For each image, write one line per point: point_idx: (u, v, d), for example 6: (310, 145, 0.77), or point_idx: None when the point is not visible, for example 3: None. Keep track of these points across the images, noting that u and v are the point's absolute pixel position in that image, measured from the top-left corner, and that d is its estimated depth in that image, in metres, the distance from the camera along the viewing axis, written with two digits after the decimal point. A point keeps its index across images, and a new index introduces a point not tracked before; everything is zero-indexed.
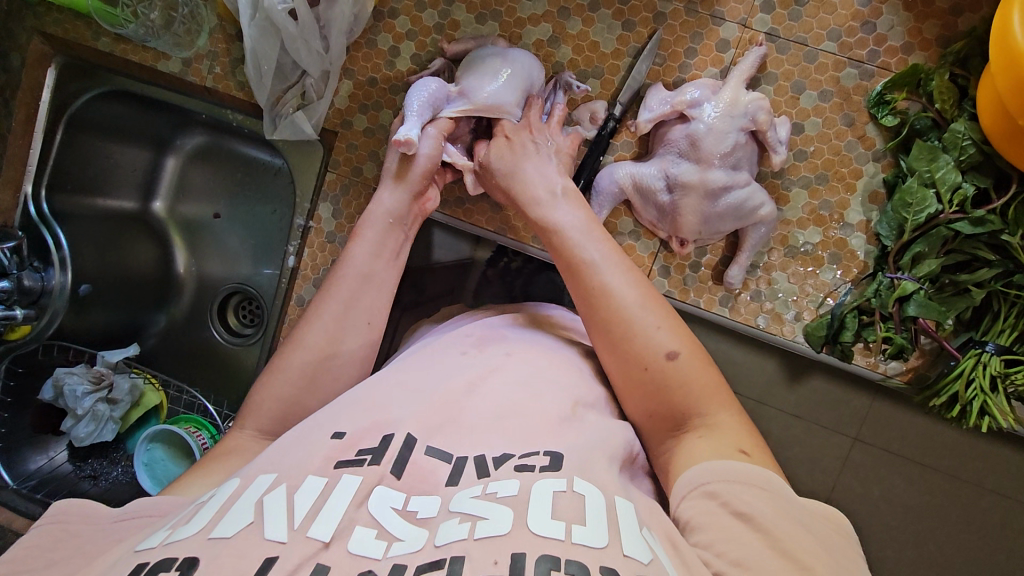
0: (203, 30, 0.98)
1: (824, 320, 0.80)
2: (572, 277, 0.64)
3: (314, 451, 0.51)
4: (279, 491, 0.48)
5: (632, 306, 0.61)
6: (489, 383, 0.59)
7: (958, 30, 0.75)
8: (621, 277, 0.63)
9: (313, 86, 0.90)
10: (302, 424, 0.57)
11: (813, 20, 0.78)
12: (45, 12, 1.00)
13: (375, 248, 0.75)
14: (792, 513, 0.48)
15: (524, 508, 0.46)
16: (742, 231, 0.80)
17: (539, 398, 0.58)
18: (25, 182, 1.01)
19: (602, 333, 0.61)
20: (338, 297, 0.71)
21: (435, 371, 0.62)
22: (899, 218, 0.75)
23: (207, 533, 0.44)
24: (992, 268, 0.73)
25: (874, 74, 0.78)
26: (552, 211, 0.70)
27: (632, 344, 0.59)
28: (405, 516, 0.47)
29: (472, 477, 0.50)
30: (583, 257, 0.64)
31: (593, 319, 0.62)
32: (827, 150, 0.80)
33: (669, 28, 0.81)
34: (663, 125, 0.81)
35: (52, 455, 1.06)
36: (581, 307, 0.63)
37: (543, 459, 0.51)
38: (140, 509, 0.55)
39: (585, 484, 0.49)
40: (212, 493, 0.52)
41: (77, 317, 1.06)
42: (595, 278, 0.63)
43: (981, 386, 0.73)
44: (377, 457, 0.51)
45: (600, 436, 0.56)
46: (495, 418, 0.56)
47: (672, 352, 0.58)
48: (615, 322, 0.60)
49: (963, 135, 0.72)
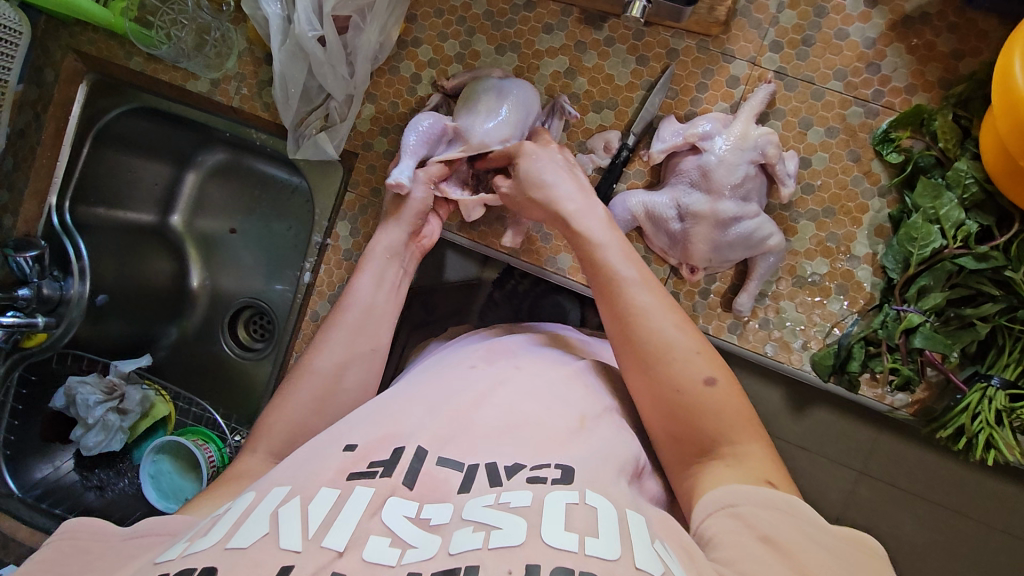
0: (233, 52, 1.01)
1: (832, 350, 0.81)
2: (609, 296, 0.65)
3: (328, 463, 0.52)
4: (293, 502, 0.48)
5: (669, 328, 0.61)
6: (497, 396, 0.61)
7: (959, 73, 0.78)
8: (660, 299, 0.63)
9: (337, 110, 0.93)
10: (315, 439, 0.58)
11: (820, 60, 0.81)
12: (80, 31, 1.04)
13: (375, 279, 0.78)
14: (813, 537, 0.48)
15: (537, 519, 0.47)
16: (752, 260, 0.82)
17: (547, 411, 0.60)
18: (50, 194, 1.04)
19: (636, 353, 0.61)
20: (343, 326, 0.73)
21: (448, 385, 0.63)
22: (904, 252, 0.77)
23: (224, 544, 0.45)
24: (996, 303, 0.75)
25: (879, 113, 0.81)
26: (588, 228, 0.70)
27: (668, 365, 0.60)
28: (418, 524, 0.48)
29: (484, 486, 0.51)
30: (623, 278, 0.65)
31: (627, 339, 0.62)
32: (833, 185, 0.82)
33: (681, 63, 0.85)
34: (675, 156, 0.83)
35: (57, 464, 1.07)
36: (618, 326, 0.63)
37: (553, 471, 0.52)
38: (154, 526, 0.55)
39: (596, 497, 0.50)
40: (228, 506, 0.53)
41: (92, 327, 1.08)
42: (635, 299, 0.63)
43: (987, 420, 0.74)
44: (388, 469, 0.52)
45: (608, 450, 0.57)
46: (504, 429, 0.57)
47: (710, 378, 0.59)
48: (652, 344, 0.61)
49: (966, 173, 0.74)
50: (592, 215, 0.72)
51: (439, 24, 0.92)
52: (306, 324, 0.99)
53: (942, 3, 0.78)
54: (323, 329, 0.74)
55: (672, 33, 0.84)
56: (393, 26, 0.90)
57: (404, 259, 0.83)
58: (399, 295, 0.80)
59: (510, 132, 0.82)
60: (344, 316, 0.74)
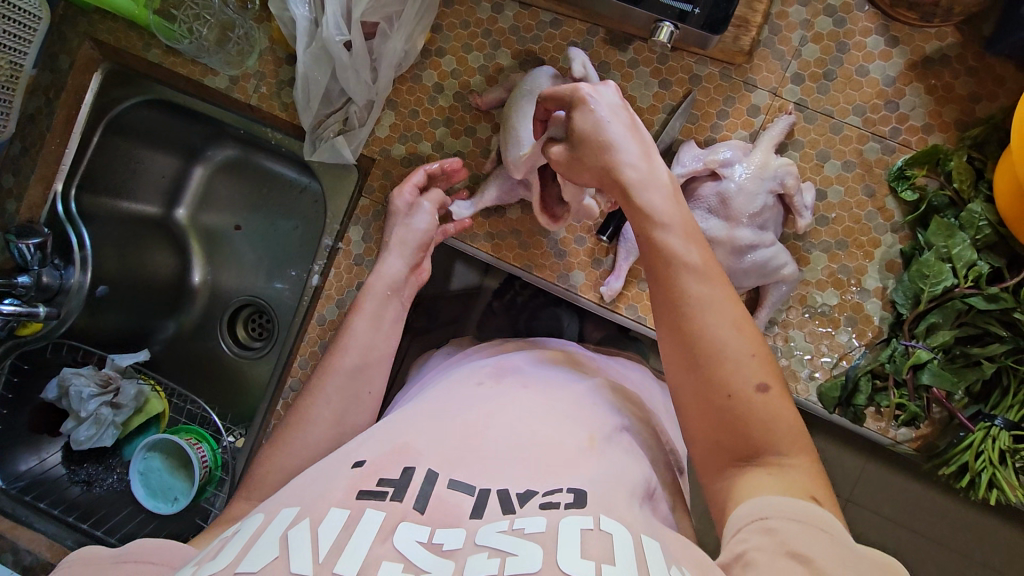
0: (254, 51, 1.00)
1: (839, 381, 0.82)
2: (659, 282, 0.57)
3: (338, 483, 0.52)
4: (303, 523, 0.48)
5: (725, 325, 0.54)
6: (503, 416, 0.60)
7: (975, 116, 0.80)
8: (720, 293, 0.55)
9: (356, 114, 0.93)
10: (323, 459, 0.57)
11: (840, 95, 0.83)
12: (99, 20, 1.01)
13: (374, 319, 0.76)
14: (845, 554, 0.45)
15: (553, 545, 0.45)
16: (764, 288, 0.83)
17: (556, 430, 0.59)
18: (57, 181, 1.02)
19: (685, 350, 0.54)
20: (351, 354, 0.73)
21: (455, 405, 0.62)
22: (915, 288, 0.78)
23: (235, 566, 0.45)
24: (1003, 343, 0.75)
25: (895, 150, 0.82)
26: (649, 201, 0.60)
27: (720, 368, 0.53)
28: (430, 549, 0.47)
29: (496, 512, 0.50)
30: (679, 262, 0.56)
31: (675, 332, 0.55)
32: (847, 218, 0.83)
33: (703, 89, 0.86)
34: (693, 181, 0.83)
35: (43, 457, 1.04)
36: (667, 315, 0.56)
37: (567, 496, 0.51)
38: (148, 550, 0.53)
39: (611, 522, 0.48)
40: (236, 527, 0.53)
41: (91, 318, 1.06)
42: (690, 289, 0.55)
43: (990, 459, 0.74)
44: (399, 492, 0.51)
45: (619, 470, 0.56)
46: (514, 449, 0.56)
47: (764, 386, 0.52)
48: (705, 342, 0.54)
49: (980, 215, 0.75)
50: (650, 184, 0.61)
51: (465, 36, 0.92)
52: (312, 327, 0.98)
53: (961, 48, 0.80)
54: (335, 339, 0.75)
55: (696, 60, 0.85)
56: (418, 35, 0.90)
57: (402, 294, 0.82)
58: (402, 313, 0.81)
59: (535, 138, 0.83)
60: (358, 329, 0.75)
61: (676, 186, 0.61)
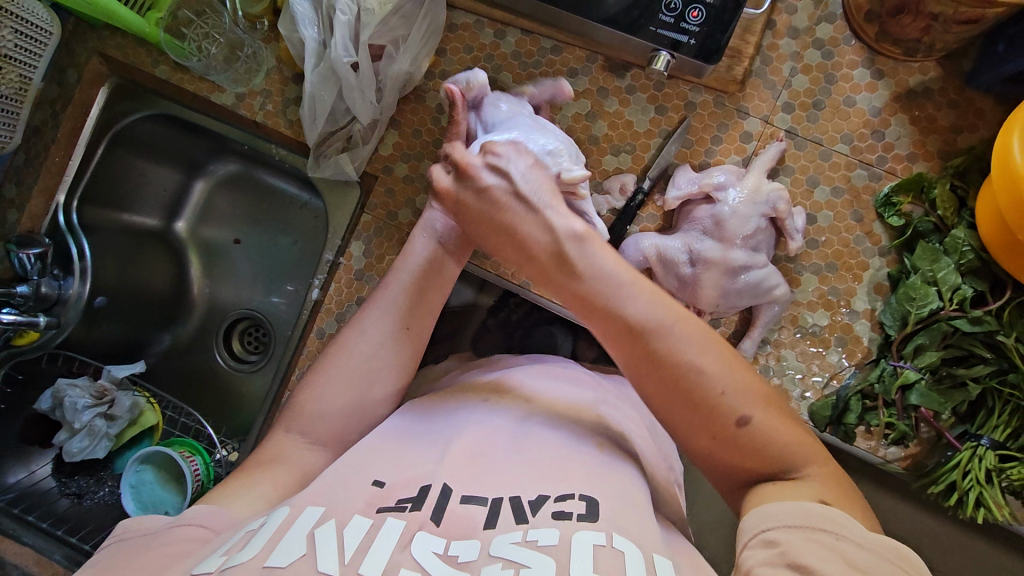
0: (262, 70, 1.02)
1: (830, 401, 0.84)
2: (619, 341, 0.57)
3: (357, 495, 0.54)
4: (328, 525, 0.50)
5: (693, 371, 0.54)
6: (507, 436, 0.62)
7: (957, 146, 0.84)
8: (683, 338, 0.55)
9: (360, 133, 0.95)
10: (339, 463, 0.59)
11: (829, 123, 0.86)
12: (109, 36, 1.03)
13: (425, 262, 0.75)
14: (847, 553, 0.45)
15: (565, 559, 0.48)
16: (757, 308, 0.85)
17: (566, 447, 0.61)
18: (59, 192, 1.02)
19: (664, 400, 0.56)
20: (383, 304, 0.73)
21: (464, 423, 0.64)
22: (902, 310, 0.80)
23: (263, 561, 0.47)
24: (987, 364, 0.78)
25: (882, 177, 0.85)
26: (564, 275, 0.61)
27: (702, 413, 0.54)
28: (447, 561, 0.49)
29: (510, 523, 0.52)
30: (628, 320, 0.57)
31: (651, 385, 0.57)
32: (837, 242, 0.86)
33: (698, 116, 0.89)
34: (688, 203, 0.86)
35: (33, 469, 1.02)
36: (635, 370, 0.57)
37: (579, 506, 0.53)
38: (203, 516, 0.57)
39: (624, 541, 0.50)
40: (263, 519, 0.53)
41: (87, 329, 1.06)
42: (647, 342, 0.56)
43: (977, 477, 0.76)
44: (417, 504, 0.53)
45: (625, 484, 0.58)
46: (525, 466, 0.58)
47: (750, 416, 0.54)
48: (679, 393, 0.55)
49: (963, 241, 0.78)
50: (561, 251, 0.61)
51: (468, 59, 0.95)
52: (311, 340, 0.98)
53: (943, 81, 0.84)
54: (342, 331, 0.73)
55: (691, 88, 0.89)
56: (423, 58, 0.93)
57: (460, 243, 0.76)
58: (444, 282, 0.75)
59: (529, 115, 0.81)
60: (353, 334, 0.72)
61: (586, 243, 0.61)
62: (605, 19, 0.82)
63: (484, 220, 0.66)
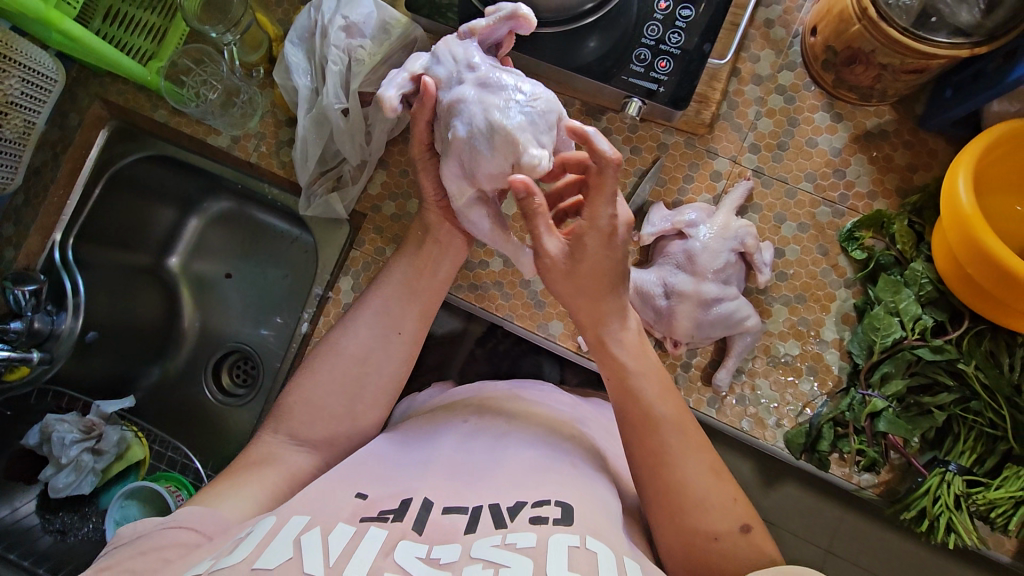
0: (257, 114, 1.06)
1: (803, 428, 0.86)
2: (644, 432, 0.67)
3: (342, 506, 0.56)
4: (314, 531, 0.51)
5: (700, 472, 0.65)
6: (484, 450, 0.66)
7: (913, 184, 0.89)
8: (693, 442, 0.67)
9: (350, 173, 1.00)
10: (323, 477, 0.61)
11: (793, 163, 0.91)
12: (111, 82, 1.08)
13: (414, 267, 0.80)
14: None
15: (543, 559, 0.49)
16: (730, 338, 0.88)
17: (545, 459, 0.64)
18: (56, 230, 1.05)
19: (671, 495, 0.64)
20: (372, 308, 0.77)
21: (446, 442, 0.67)
22: (868, 340, 0.84)
23: (251, 563, 0.48)
24: (951, 392, 0.82)
25: (844, 214, 0.90)
26: (620, 343, 0.73)
27: (705, 513, 0.63)
28: (429, 563, 0.50)
29: (489, 526, 0.54)
30: (657, 414, 0.68)
31: (662, 477, 0.65)
32: (805, 274, 0.90)
33: (670, 156, 0.94)
34: (663, 239, 0.90)
35: (16, 506, 1.02)
36: (649, 461, 0.66)
37: (555, 511, 0.55)
38: (194, 519, 0.58)
39: (597, 543, 0.52)
40: (249, 528, 0.55)
41: (77, 364, 1.07)
42: (665, 436, 0.67)
43: (947, 503, 0.79)
44: (399, 515, 0.55)
45: (601, 496, 0.61)
46: (505, 476, 0.61)
47: (744, 526, 0.63)
48: (686, 490, 0.64)
49: (922, 273, 0.83)
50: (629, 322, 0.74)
51: None
52: None
53: (898, 124, 0.90)
54: (333, 330, 0.76)
55: (663, 130, 0.94)
56: None
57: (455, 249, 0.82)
58: (438, 287, 0.80)
59: (475, 84, 0.68)
60: (344, 341, 0.75)
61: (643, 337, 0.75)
62: (580, 67, 0.87)
63: (586, 274, 0.70)
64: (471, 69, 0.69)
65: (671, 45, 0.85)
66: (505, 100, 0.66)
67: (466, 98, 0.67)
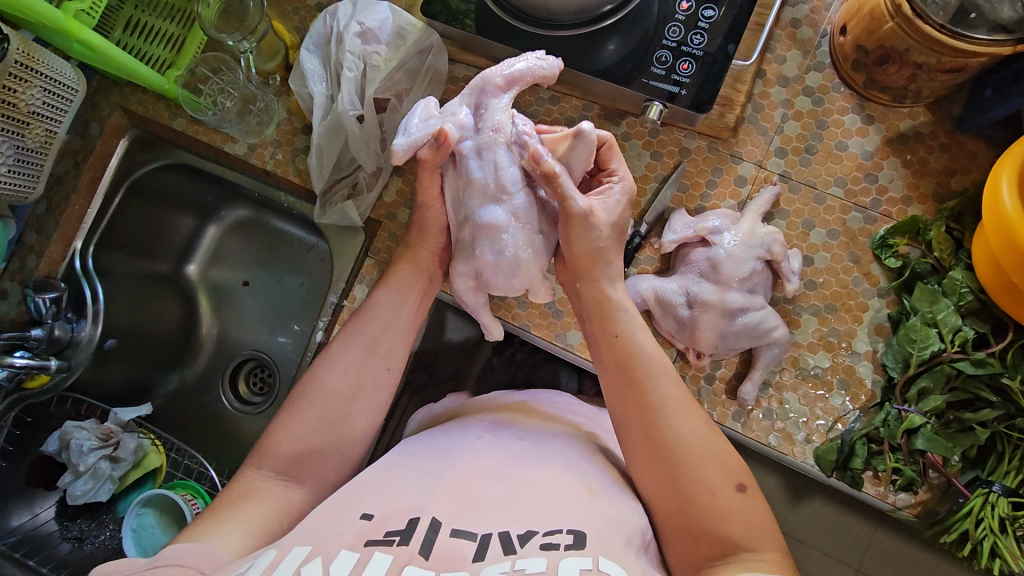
0: (272, 121, 1.05)
1: (835, 444, 0.82)
2: (633, 390, 0.67)
3: (347, 529, 0.55)
4: (315, 561, 0.51)
5: (690, 427, 0.64)
6: (491, 460, 0.64)
7: (951, 188, 0.85)
8: (684, 398, 0.66)
9: (365, 179, 0.98)
10: (331, 497, 0.61)
11: (822, 167, 0.88)
12: (131, 91, 1.08)
13: (401, 295, 0.79)
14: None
15: None
16: (756, 350, 0.85)
17: (557, 477, 0.62)
18: (77, 238, 1.06)
19: (663, 451, 0.63)
20: (361, 334, 0.75)
21: (446, 450, 0.66)
22: (904, 352, 0.80)
23: None
24: (994, 409, 0.77)
25: (877, 220, 0.86)
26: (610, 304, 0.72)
27: (697, 468, 0.62)
28: None
29: (498, 552, 0.52)
30: (645, 369, 0.68)
31: (652, 433, 0.65)
32: (835, 283, 0.86)
33: (692, 161, 0.91)
34: (685, 246, 0.88)
35: (36, 512, 1.02)
36: (639, 418, 0.66)
37: (566, 537, 0.54)
38: (181, 555, 0.57)
39: (610, 564, 0.51)
40: (249, 563, 0.54)
41: (97, 372, 1.07)
42: (654, 391, 0.66)
43: (991, 526, 0.75)
44: (405, 538, 0.54)
45: (619, 518, 0.59)
46: (514, 495, 0.59)
47: (741, 485, 0.62)
48: (676, 447, 0.63)
49: (961, 282, 0.78)
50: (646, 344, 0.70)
51: None
52: None
53: (933, 125, 0.86)
54: (315, 363, 0.75)
55: (685, 134, 0.91)
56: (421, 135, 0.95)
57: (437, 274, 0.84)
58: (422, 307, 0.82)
59: (504, 212, 0.71)
60: (331, 378, 0.73)
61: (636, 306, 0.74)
62: (599, 71, 0.85)
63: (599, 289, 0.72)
64: (510, 187, 0.71)
65: (693, 47, 0.83)
66: (526, 242, 0.71)
67: (492, 224, 0.71)
